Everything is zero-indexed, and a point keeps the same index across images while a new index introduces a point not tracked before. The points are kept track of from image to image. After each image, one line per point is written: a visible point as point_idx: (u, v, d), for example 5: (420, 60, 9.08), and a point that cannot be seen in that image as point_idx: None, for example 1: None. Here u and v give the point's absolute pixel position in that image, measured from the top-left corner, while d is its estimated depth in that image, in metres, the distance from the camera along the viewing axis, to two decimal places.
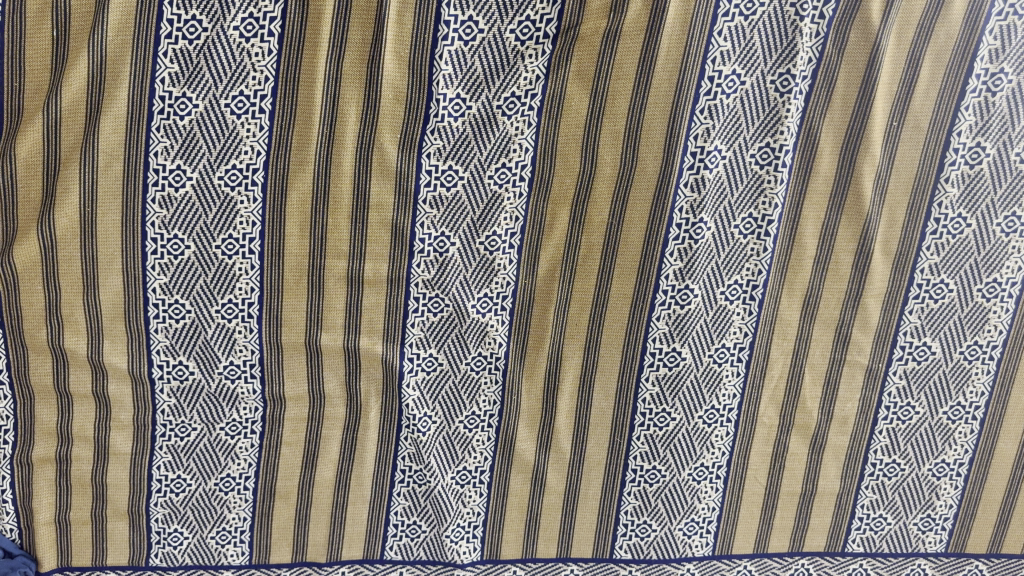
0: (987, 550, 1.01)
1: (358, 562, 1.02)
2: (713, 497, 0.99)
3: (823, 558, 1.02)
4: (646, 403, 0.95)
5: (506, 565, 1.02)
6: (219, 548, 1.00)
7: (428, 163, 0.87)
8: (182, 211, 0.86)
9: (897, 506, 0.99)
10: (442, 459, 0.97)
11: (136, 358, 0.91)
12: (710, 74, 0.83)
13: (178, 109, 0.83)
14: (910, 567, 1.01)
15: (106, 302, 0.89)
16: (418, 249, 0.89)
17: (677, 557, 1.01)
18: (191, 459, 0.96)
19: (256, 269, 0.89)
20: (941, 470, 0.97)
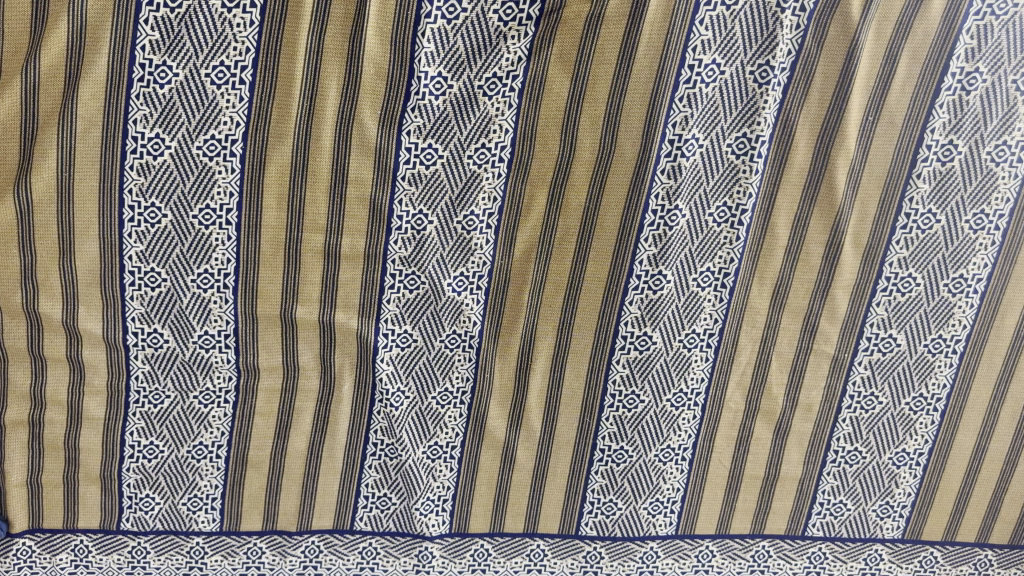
0: (943, 538, 1.03)
1: (328, 531, 1.03)
2: (678, 478, 1.01)
3: (783, 541, 1.04)
4: (616, 384, 0.97)
5: (473, 538, 1.04)
6: (190, 515, 1.01)
7: (407, 140, 0.87)
8: (160, 179, 0.87)
9: (857, 492, 1.01)
10: (413, 433, 0.98)
11: (111, 325, 0.92)
12: (690, 63, 0.84)
13: (158, 77, 0.83)
14: (868, 552, 1.04)
15: (82, 269, 0.89)
16: (396, 226, 0.90)
17: (641, 535, 1.03)
18: (164, 426, 0.97)
19: (232, 240, 0.89)
20: (901, 459, 0.99)
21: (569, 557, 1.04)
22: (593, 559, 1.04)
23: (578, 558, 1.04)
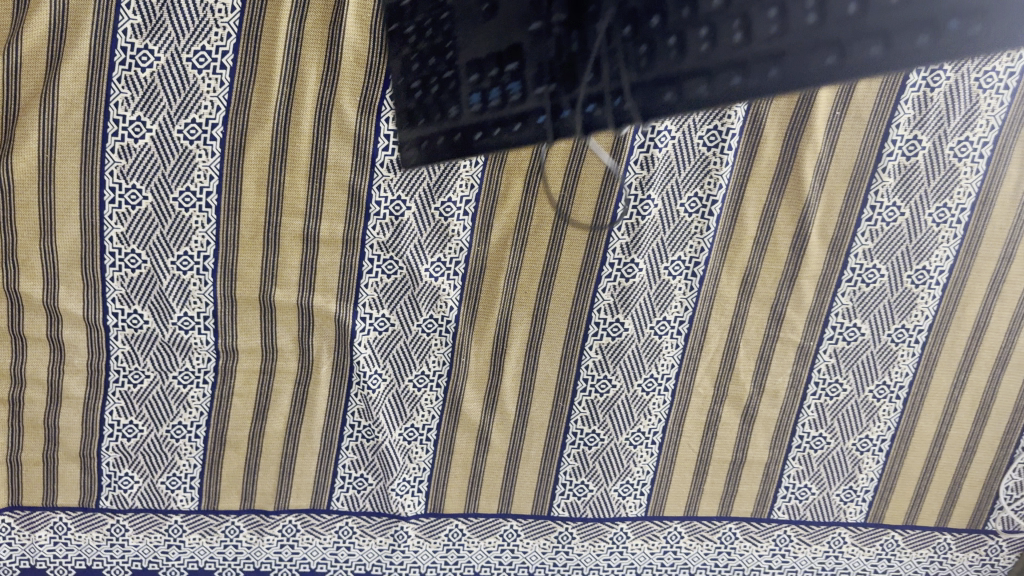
0: (904, 521, 1.06)
1: (305, 511, 1.05)
2: (648, 461, 1.03)
3: (749, 524, 1.07)
4: (589, 369, 0.99)
5: (447, 518, 1.06)
6: (169, 493, 1.02)
7: (386, 127, 0.88)
8: (141, 161, 0.88)
9: (821, 477, 1.04)
10: (390, 415, 1.00)
11: (91, 305, 0.93)
12: None
13: (140, 60, 0.84)
14: (831, 535, 1.06)
15: (62, 249, 0.90)
16: (375, 211, 0.91)
17: (611, 517, 1.05)
18: (143, 405, 0.98)
19: (212, 224, 0.91)
20: (864, 445, 1.02)
21: (541, 537, 1.07)
22: (564, 540, 1.07)
23: (549, 538, 1.07)
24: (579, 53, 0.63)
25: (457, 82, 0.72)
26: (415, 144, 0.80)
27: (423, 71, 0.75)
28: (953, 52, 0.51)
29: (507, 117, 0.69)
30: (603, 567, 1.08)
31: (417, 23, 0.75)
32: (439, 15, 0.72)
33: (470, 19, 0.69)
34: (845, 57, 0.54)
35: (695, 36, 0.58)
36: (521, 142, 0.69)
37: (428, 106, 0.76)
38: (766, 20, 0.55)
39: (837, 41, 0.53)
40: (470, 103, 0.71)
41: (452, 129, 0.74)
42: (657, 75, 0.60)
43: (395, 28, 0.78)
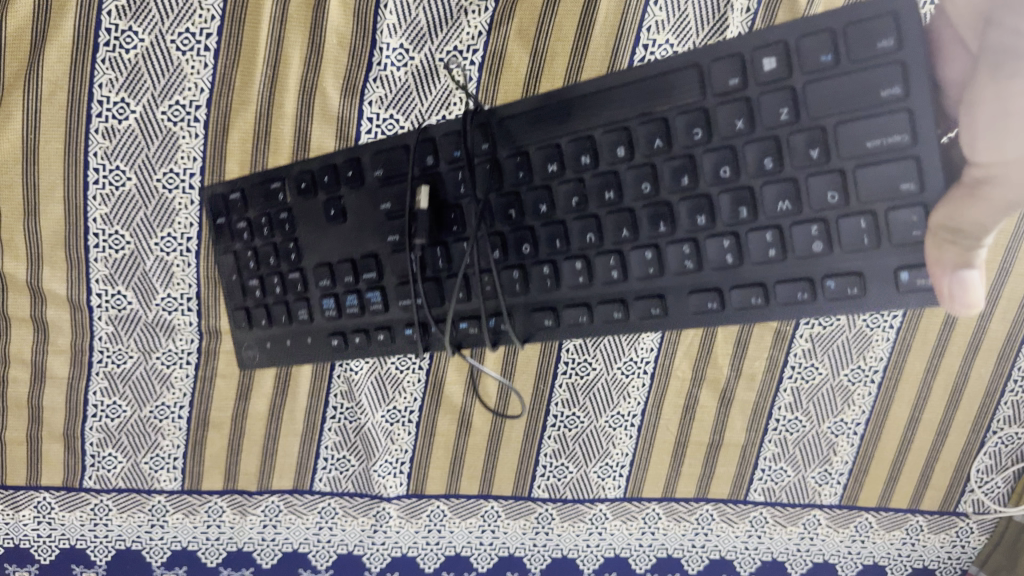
0: (877, 504, 1.07)
1: (287, 492, 1.04)
2: (627, 443, 1.05)
3: (725, 505, 1.08)
4: (569, 352, 1.01)
5: (429, 499, 1.06)
6: (152, 474, 1.02)
7: (369, 110, 0.89)
8: (125, 143, 0.90)
9: (797, 459, 1.05)
10: (372, 398, 1.02)
11: (74, 285, 0.94)
12: (645, 42, 0.86)
13: (124, 42, 0.86)
14: (806, 517, 1.08)
15: (46, 229, 0.92)
16: None
17: (591, 497, 1.06)
18: (126, 386, 0.99)
19: (195, 206, 0.92)
20: (839, 428, 1.04)
21: (522, 518, 1.07)
22: (545, 521, 1.07)
23: (530, 519, 1.07)
24: (444, 269, 0.72)
25: (307, 288, 0.79)
26: (257, 343, 0.84)
27: (271, 273, 0.80)
28: (842, 309, 0.57)
29: (355, 328, 0.78)
30: (584, 549, 1.08)
31: (254, 223, 0.80)
32: (284, 222, 0.77)
33: (314, 231, 0.76)
34: (725, 304, 0.61)
35: (571, 268, 0.66)
36: (370, 352, 0.78)
37: (280, 297, 0.81)
38: (643, 260, 0.63)
39: (717, 287, 0.61)
40: (324, 311, 0.78)
41: (303, 331, 0.81)
42: (533, 305, 0.69)
43: (238, 226, 0.81)
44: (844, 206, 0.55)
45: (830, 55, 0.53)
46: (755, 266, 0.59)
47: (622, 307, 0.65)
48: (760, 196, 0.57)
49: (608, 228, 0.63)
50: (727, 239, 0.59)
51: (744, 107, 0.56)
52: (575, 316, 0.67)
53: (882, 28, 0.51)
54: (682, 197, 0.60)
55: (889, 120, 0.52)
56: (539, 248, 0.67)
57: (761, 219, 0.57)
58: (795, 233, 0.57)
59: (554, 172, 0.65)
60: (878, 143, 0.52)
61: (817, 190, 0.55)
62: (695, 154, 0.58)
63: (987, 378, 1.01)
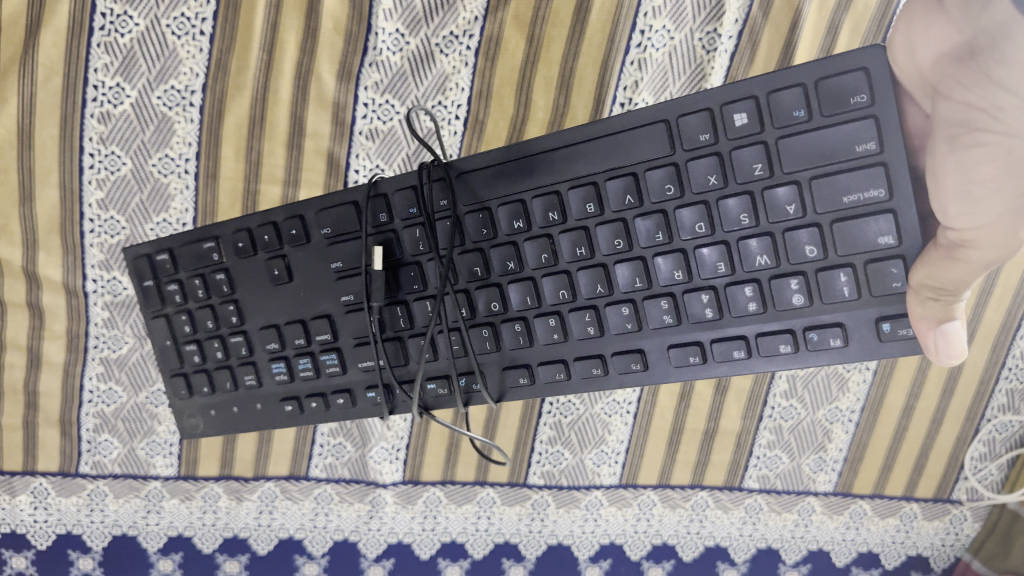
0: (872, 491, 1.08)
1: (283, 478, 1.04)
2: (623, 431, 1.05)
3: (721, 492, 1.08)
4: None
5: (425, 486, 1.06)
6: (148, 460, 1.02)
7: (364, 95, 0.89)
8: (121, 128, 0.89)
9: (792, 446, 1.06)
10: None
11: (70, 271, 0.94)
12: (642, 27, 0.87)
13: (119, 26, 0.86)
14: (802, 504, 1.08)
15: (42, 214, 0.92)
16: (353, 180, 0.92)
17: (586, 484, 1.07)
18: (123, 371, 0.99)
19: (190, 190, 0.92)
20: (834, 416, 1.05)
21: (518, 505, 1.07)
22: (540, 507, 1.07)
23: (525, 505, 1.07)
24: (405, 326, 0.70)
25: (252, 351, 0.76)
26: (201, 411, 0.80)
27: (210, 337, 0.77)
28: (823, 361, 0.57)
29: (309, 392, 0.75)
30: (579, 536, 1.08)
31: (186, 284, 0.76)
32: (220, 282, 0.75)
33: (258, 291, 0.74)
34: (708, 358, 0.60)
35: (547, 326, 0.64)
36: (330, 416, 0.75)
37: (224, 360, 0.77)
38: (621, 316, 0.62)
39: (699, 342, 0.60)
40: (275, 374, 0.75)
41: (251, 397, 0.77)
42: (504, 363, 0.67)
43: (170, 288, 0.77)
44: (823, 258, 0.54)
45: (804, 111, 0.53)
46: (735, 319, 0.58)
47: (600, 363, 0.64)
48: (739, 250, 0.56)
49: (584, 283, 0.62)
50: (706, 293, 0.58)
51: (716, 163, 0.56)
52: (553, 372, 0.66)
53: (855, 83, 0.51)
54: (657, 251, 0.59)
55: (865, 173, 0.52)
56: (510, 304, 0.65)
57: (740, 273, 0.57)
58: (776, 288, 0.56)
59: (521, 228, 0.63)
60: (856, 198, 0.53)
61: (796, 246, 0.55)
62: (668, 208, 0.58)
63: (981, 363, 1.02)
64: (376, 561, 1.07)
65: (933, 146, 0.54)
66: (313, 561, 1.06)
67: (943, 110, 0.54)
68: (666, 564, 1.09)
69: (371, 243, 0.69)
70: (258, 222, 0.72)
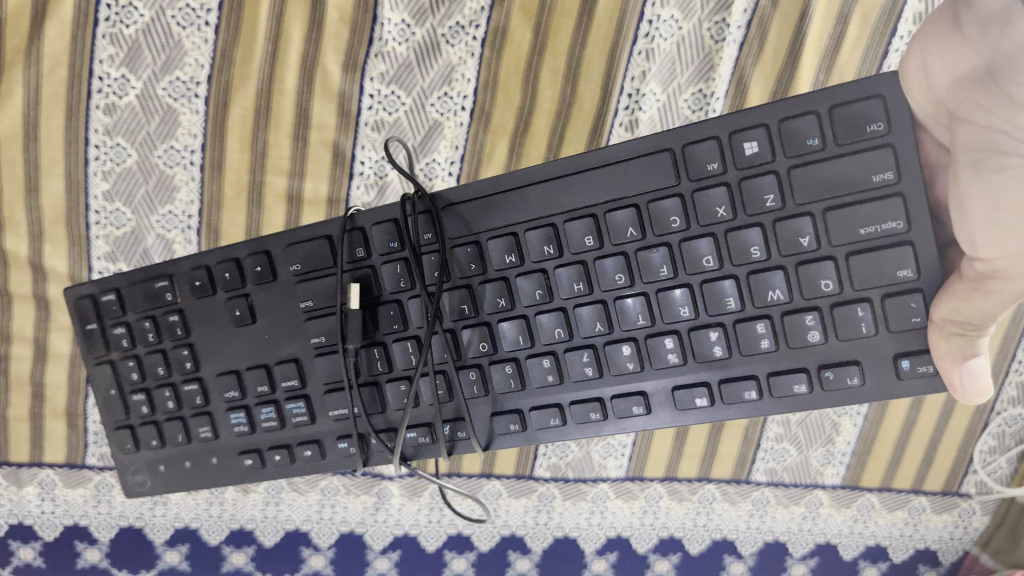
0: (880, 484, 1.08)
1: None
2: None
3: (728, 485, 1.08)
4: None
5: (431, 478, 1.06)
6: None
7: (370, 86, 0.89)
8: (126, 119, 0.89)
9: (800, 439, 1.06)
10: None
11: (75, 263, 0.94)
12: (650, 17, 0.86)
13: (124, 17, 0.86)
14: (809, 497, 1.08)
15: (47, 206, 0.92)
16: (359, 171, 0.92)
17: (593, 477, 1.07)
18: None
19: (196, 182, 0.92)
20: (843, 408, 1.05)
21: (524, 497, 1.07)
22: (547, 500, 1.07)
23: (532, 498, 1.07)
24: (383, 371, 0.71)
25: (207, 400, 0.77)
26: (148, 467, 0.80)
27: (161, 385, 0.78)
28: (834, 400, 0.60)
29: (271, 443, 0.76)
30: (586, 528, 1.08)
31: (135, 326, 0.77)
32: (174, 324, 0.76)
33: (217, 334, 0.75)
34: (715, 396, 0.63)
35: (541, 368, 0.66)
36: (291, 469, 0.76)
37: (176, 411, 0.78)
38: (624, 356, 0.64)
39: (705, 381, 0.62)
40: (233, 426, 0.76)
41: (206, 451, 0.78)
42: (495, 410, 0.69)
43: (117, 331, 0.78)
44: (837, 292, 0.57)
45: (817, 140, 0.56)
46: (745, 357, 0.61)
47: (599, 407, 0.66)
48: (749, 285, 0.59)
49: (584, 320, 0.64)
50: (715, 329, 0.61)
51: (727, 193, 0.58)
52: (546, 418, 0.67)
53: (870, 112, 0.55)
54: (661, 286, 0.62)
55: (883, 204, 0.55)
56: (500, 345, 0.67)
57: (751, 309, 0.60)
58: (789, 324, 0.59)
59: (513, 263, 0.65)
60: (873, 229, 0.56)
61: (812, 278, 0.58)
62: (673, 241, 0.61)
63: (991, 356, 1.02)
64: (382, 552, 1.07)
65: (956, 170, 0.56)
66: (319, 553, 1.06)
67: (964, 135, 0.55)
68: (673, 557, 1.09)
69: (345, 278, 0.70)
70: (218, 260, 0.74)
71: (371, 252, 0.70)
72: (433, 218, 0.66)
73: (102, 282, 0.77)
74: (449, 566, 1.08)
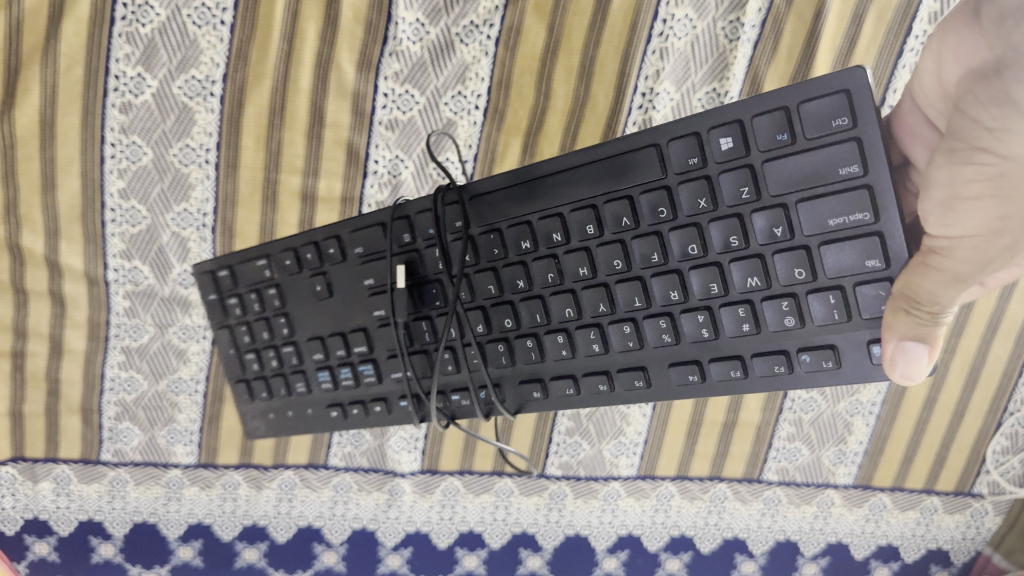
0: (892, 484, 1.08)
1: (302, 467, 1.05)
2: (641, 422, 1.05)
3: (740, 484, 1.08)
4: None
5: (443, 476, 1.06)
6: (169, 447, 1.02)
7: (384, 85, 0.89)
8: (142, 117, 0.90)
9: (812, 438, 1.06)
10: None
11: (91, 260, 0.95)
12: (664, 16, 0.86)
13: (140, 16, 0.86)
14: (821, 497, 1.08)
15: (64, 204, 0.92)
16: (373, 170, 0.92)
17: (605, 475, 1.07)
18: (144, 360, 0.99)
19: (210, 180, 0.92)
20: (855, 408, 1.05)
21: (536, 495, 1.07)
22: (558, 498, 1.07)
23: (544, 496, 1.07)
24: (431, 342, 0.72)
25: (301, 360, 0.79)
26: (261, 416, 0.83)
27: (267, 347, 0.81)
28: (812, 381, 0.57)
29: (352, 399, 0.78)
30: (596, 526, 1.09)
31: (244, 298, 0.80)
32: (273, 297, 0.78)
33: (305, 307, 0.77)
34: (705, 376, 0.61)
35: (555, 341, 0.67)
36: (367, 421, 0.78)
37: (275, 369, 0.81)
38: (622, 334, 0.63)
39: (696, 359, 0.61)
40: (321, 383, 0.79)
41: (303, 403, 0.80)
42: (519, 379, 0.69)
43: (231, 301, 0.80)
44: (810, 282, 0.55)
45: (787, 134, 0.53)
46: (731, 339, 0.59)
47: (606, 379, 0.65)
48: (729, 273, 0.58)
49: (587, 301, 0.64)
50: (701, 312, 0.60)
51: (705, 186, 0.57)
52: (563, 387, 0.67)
53: (836, 107, 0.52)
54: (654, 271, 0.61)
55: (849, 197, 0.52)
56: (521, 321, 0.68)
57: (731, 293, 0.58)
58: (766, 309, 0.57)
59: (529, 249, 0.65)
60: (841, 221, 0.53)
61: (785, 267, 0.56)
62: (663, 230, 0.59)
63: (1004, 355, 1.02)
64: (394, 549, 1.08)
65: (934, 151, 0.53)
66: (332, 550, 1.07)
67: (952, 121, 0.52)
68: (684, 556, 1.10)
69: (395, 260, 0.72)
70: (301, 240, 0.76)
71: (416, 237, 0.71)
72: (461, 210, 0.67)
73: (218, 259, 0.80)
74: (460, 563, 1.09)
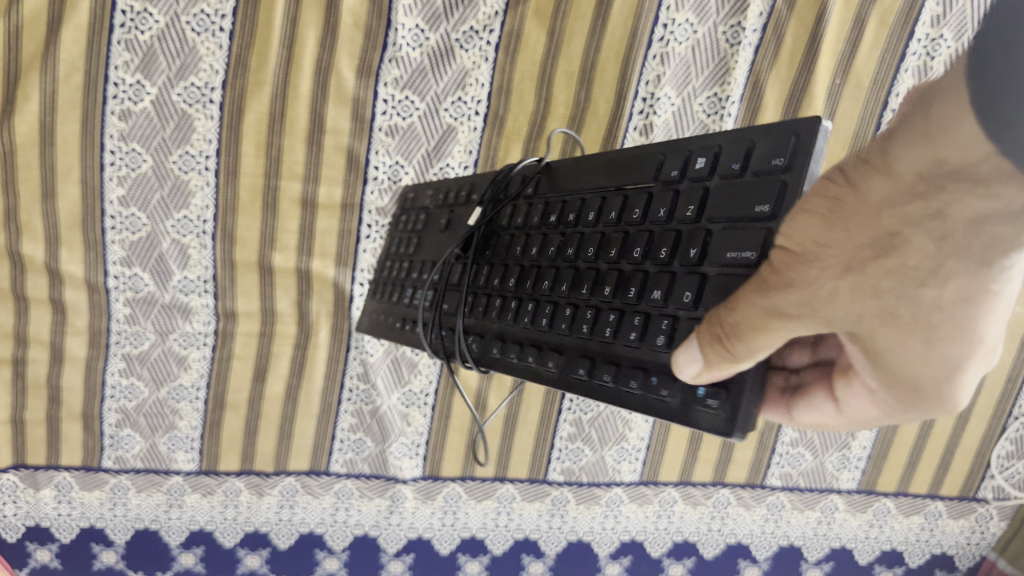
0: (896, 488, 1.10)
1: (304, 473, 1.04)
2: (643, 427, 1.05)
3: (743, 489, 1.08)
4: None
5: (444, 481, 1.06)
6: (170, 454, 1.01)
7: (384, 91, 0.90)
8: (141, 125, 0.89)
9: (816, 444, 1.06)
10: (388, 380, 1.02)
11: (92, 267, 0.93)
12: (665, 21, 0.87)
13: (139, 23, 0.85)
14: (825, 501, 1.09)
15: (64, 211, 0.90)
16: (373, 176, 0.94)
17: (607, 481, 1.06)
18: (145, 367, 0.98)
19: (211, 187, 0.92)
20: None
21: (538, 501, 1.07)
22: (560, 504, 1.07)
23: (546, 501, 1.07)
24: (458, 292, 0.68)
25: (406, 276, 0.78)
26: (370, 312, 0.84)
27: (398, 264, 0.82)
28: (664, 404, 0.47)
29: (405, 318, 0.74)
30: (599, 532, 1.09)
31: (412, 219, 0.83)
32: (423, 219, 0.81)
33: (434, 234, 0.77)
34: (591, 373, 0.52)
35: (525, 313, 0.59)
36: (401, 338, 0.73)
37: (398, 277, 0.80)
38: (564, 317, 0.55)
39: (592, 357, 0.52)
40: (405, 299, 0.76)
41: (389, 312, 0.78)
42: (491, 335, 0.62)
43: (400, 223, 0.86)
44: (693, 308, 0.46)
45: (739, 165, 0.47)
46: (625, 347, 0.50)
47: (529, 353, 0.57)
48: (650, 283, 0.50)
49: (560, 278, 0.57)
50: (613, 313, 0.52)
51: (670, 198, 0.51)
52: (501, 352, 0.60)
53: (782, 147, 0.45)
54: (613, 265, 0.53)
55: (749, 236, 0.44)
56: (518, 285, 0.61)
57: (641, 304, 0.50)
58: (652, 327, 0.49)
59: (553, 223, 0.60)
60: (734, 256, 0.45)
61: (679, 288, 0.48)
62: (630, 232, 0.53)
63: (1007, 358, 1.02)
64: (396, 555, 1.08)
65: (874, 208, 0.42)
66: (334, 556, 1.07)
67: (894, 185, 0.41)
68: (688, 561, 1.11)
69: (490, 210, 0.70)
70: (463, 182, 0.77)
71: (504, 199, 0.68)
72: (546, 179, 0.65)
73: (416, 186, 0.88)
74: (463, 569, 1.09)
